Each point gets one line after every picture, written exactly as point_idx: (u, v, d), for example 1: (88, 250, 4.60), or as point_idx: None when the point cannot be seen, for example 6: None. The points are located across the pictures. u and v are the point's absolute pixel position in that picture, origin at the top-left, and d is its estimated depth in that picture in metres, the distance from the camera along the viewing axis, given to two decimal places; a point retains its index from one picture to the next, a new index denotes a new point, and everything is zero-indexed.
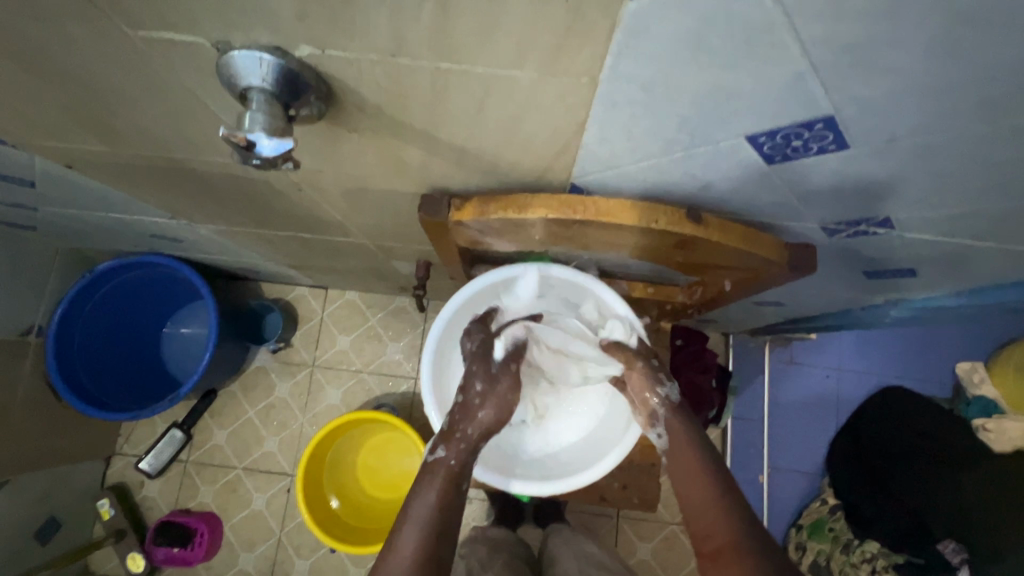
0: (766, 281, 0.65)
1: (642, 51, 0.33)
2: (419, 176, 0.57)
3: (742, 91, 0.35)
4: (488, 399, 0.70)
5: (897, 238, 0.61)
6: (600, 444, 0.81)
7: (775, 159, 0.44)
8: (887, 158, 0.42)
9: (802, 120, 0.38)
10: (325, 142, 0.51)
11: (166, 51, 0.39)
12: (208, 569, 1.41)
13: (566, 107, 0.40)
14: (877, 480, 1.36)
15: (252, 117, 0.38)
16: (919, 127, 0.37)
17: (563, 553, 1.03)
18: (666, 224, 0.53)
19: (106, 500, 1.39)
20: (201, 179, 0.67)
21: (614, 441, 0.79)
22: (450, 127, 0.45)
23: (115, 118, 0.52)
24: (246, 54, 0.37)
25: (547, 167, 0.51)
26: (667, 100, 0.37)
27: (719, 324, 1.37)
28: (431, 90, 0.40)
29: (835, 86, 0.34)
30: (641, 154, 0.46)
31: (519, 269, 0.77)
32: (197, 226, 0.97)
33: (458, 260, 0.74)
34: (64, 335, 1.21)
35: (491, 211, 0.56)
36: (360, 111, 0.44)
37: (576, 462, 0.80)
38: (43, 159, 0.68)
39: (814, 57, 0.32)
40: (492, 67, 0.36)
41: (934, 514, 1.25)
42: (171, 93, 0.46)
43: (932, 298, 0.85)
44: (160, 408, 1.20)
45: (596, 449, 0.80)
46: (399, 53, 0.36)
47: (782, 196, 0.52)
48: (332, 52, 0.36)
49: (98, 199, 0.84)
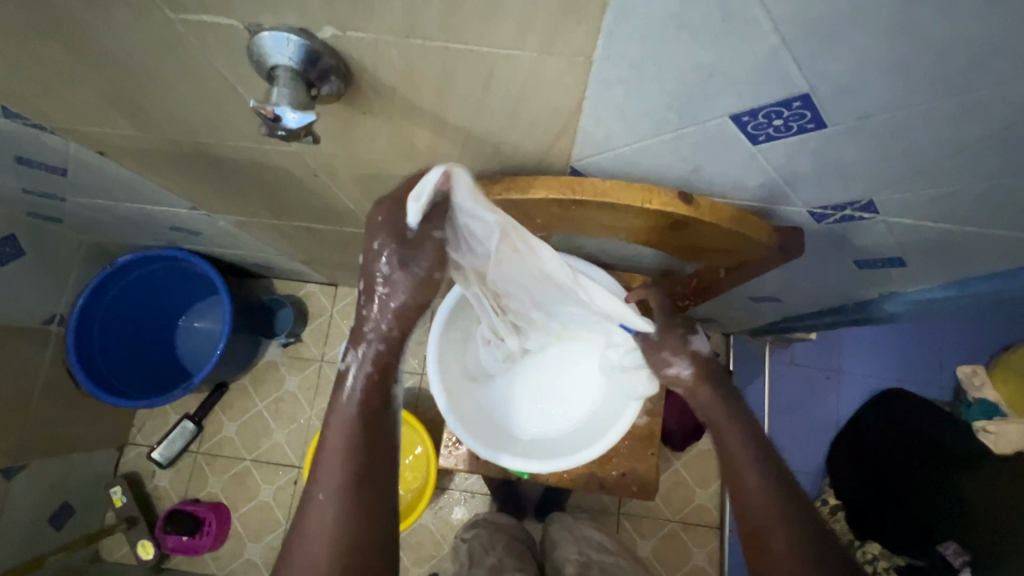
0: (758, 266, 0.68)
1: (630, 29, 0.36)
2: (428, 160, 0.61)
3: (722, 69, 0.39)
4: (398, 287, 0.62)
5: (882, 224, 0.64)
6: (600, 425, 0.83)
7: (759, 139, 0.48)
8: (861, 136, 0.46)
9: (780, 98, 0.42)
10: (342, 126, 0.55)
11: (203, 34, 0.43)
12: (215, 558, 1.43)
13: (564, 87, 0.44)
14: (877, 482, 1.32)
15: (278, 92, 0.42)
16: (886, 103, 0.41)
17: (564, 535, 1.06)
18: (660, 204, 0.56)
19: (119, 488, 1.43)
20: (222, 166, 0.72)
21: (612, 423, 0.82)
22: (457, 109, 0.49)
23: (149, 102, 0.57)
24: (276, 35, 0.41)
25: (548, 150, 0.55)
26: (655, 78, 0.41)
27: (720, 323, 1.39)
28: (440, 71, 0.44)
29: (806, 62, 0.38)
30: (634, 135, 0.50)
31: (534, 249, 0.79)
32: (216, 218, 1.01)
33: None
34: (84, 324, 1.26)
35: (496, 192, 0.59)
36: (376, 92, 0.48)
37: (578, 441, 0.83)
38: (78, 145, 0.73)
39: (784, 34, 0.35)
40: (495, 47, 0.40)
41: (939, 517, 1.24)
42: (204, 77, 0.50)
43: (926, 289, 0.87)
44: (176, 395, 1.24)
45: (600, 429, 0.82)
46: (412, 33, 0.39)
47: (768, 178, 0.55)
48: (353, 34, 0.40)
49: (125, 188, 0.89)
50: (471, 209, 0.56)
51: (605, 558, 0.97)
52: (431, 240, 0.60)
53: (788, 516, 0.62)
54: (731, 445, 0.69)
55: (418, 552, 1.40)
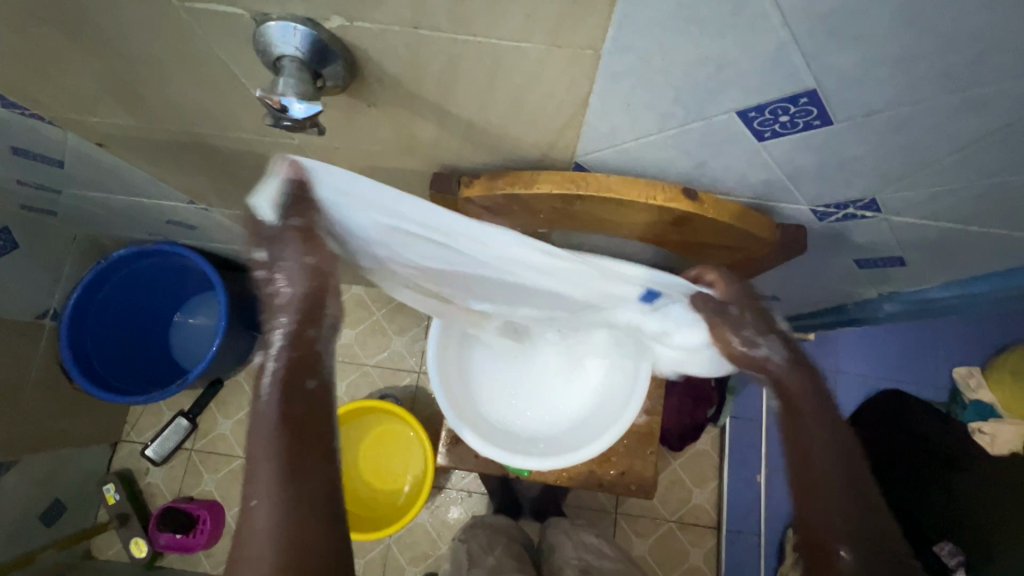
0: (760, 263, 0.68)
1: (640, 21, 0.36)
2: (431, 153, 0.60)
3: (729, 62, 0.39)
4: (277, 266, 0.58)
5: (884, 222, 0.64)
6: (599, 422, 0.83)
7: (765, 135, 0.48)
8: (866, 133, 0.46)
9: (788, 93, 0.41)
10: (345, 117, 0.55)
11: (206, 23, 0.43)
12: (209, 556, 1.42)
13: (569, 80, 0.43)
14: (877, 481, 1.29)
15: (284, 82, 0.42)
16: (892, 100, 0.41)
17: (562, 539, 1.06)
18: (663, 200, 0.56)
19: (111, 485, 1.41)
20: (222, 159, 0.71)
21: (611, 420, 0.82)
22: (462, 101, 0.49)
23: (150, 91, 0.56)
24: (281, 24, 0.41)
25: (551, 143, 0.54)
26: (661, 71, 0.41)
27: None
28: (445, 61, 0.43)
29: (814, 57, 0.38)
30: (639, 130, 0.50)
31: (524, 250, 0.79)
32: (214, 212, 1.00)
33: None
34: (77, 319, 1.25)
35: (500, 187, 0.59)
36: (381, 84, 0.48)
37: (577, 437, 0.83)
38: (76, 136, 0.72)
39: (793, 28, 0.35)
40: (503, 38, 0.39)
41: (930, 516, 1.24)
42: (205, 65, 0.49)
43: (924, 289, 0.88)
44: (171, 391, 1.23)
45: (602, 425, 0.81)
46: (419, 23, 0.39)
47: (771, 174, 0.55)
48: (359, 24, 0.40)
49: (122, 181, 0.88)
50: (330, 187, 0.57)
51: (605, 563, 0.97)
52: (288, 230, 0.58)
53: (859, 537, 0.57)
54: (818, 450, 0.62)
55: (414, 551, 1.40)
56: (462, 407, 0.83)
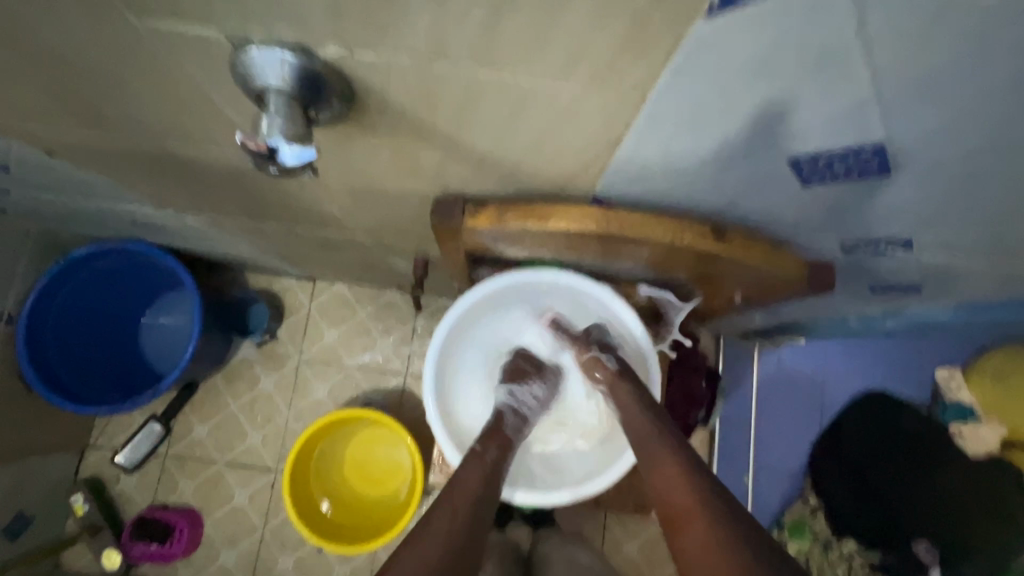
0: (779, 296, 0.64)
1: (701, 69, 0.32)
2: (436, 179, 0.54)
3: (796, 114, 0.35)
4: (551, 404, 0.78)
5: (913, 258, 0.60)
6: (568, 473, 0.81)
7: (812, 181, 0.44)
8: (927, 184, 0.42)
9: (852, 146, 0.38)
10: (339, 140, 0.48)
11: (174, 40, 0.36)
12: (188, 564, 1.33)
13: (606, 121, 0.38)
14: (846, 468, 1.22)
15: (270, 121, 0.35)
16: (967, 155, 0.37)
17: (553, 556, 0.96)
18: (691, 241, 0.52)
19: (80, 495, 1.31)
20: (195, 172, 0.63)
21: (586, 475, 0.80)
22: (478, 135, 0.43)
23: (107, 100, 0.48)
24: (265, 51, 0.34)
25: (573, 177, 0.49)
26: (715, 119, 0.36)
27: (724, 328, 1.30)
28: (462, 98, 0.37)
29: (894, 115, 0.34)
30: (672, 169, 0.45)
31: (540, 275, 0.79)
32: (185, 216, 0.91)
33: (461, 252, 0.66)
34: (35, 323, 1.14)
35: (510, 220, 0.54)
36: (384, 114, 0.41)
37: (553, 479, 0.81)
38: (21, 143, 0.64)
39: (881, 85, 0.31)
40: (537, 78, 0.34)
41: (905, 513, 1.14)
42: (176, 84, 0.42)
43: (934, 310, 0.87)
44: (141, 401, 1.13)
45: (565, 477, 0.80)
46: (435, 56, 0.33)
47: (807, 214, 0.51)
48: (362, 54, 0.34)
49: (76, 184, 0.78)
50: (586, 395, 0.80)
51: None
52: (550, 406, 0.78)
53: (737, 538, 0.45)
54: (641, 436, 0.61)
55: None
56: (442, 362, 0.82)
